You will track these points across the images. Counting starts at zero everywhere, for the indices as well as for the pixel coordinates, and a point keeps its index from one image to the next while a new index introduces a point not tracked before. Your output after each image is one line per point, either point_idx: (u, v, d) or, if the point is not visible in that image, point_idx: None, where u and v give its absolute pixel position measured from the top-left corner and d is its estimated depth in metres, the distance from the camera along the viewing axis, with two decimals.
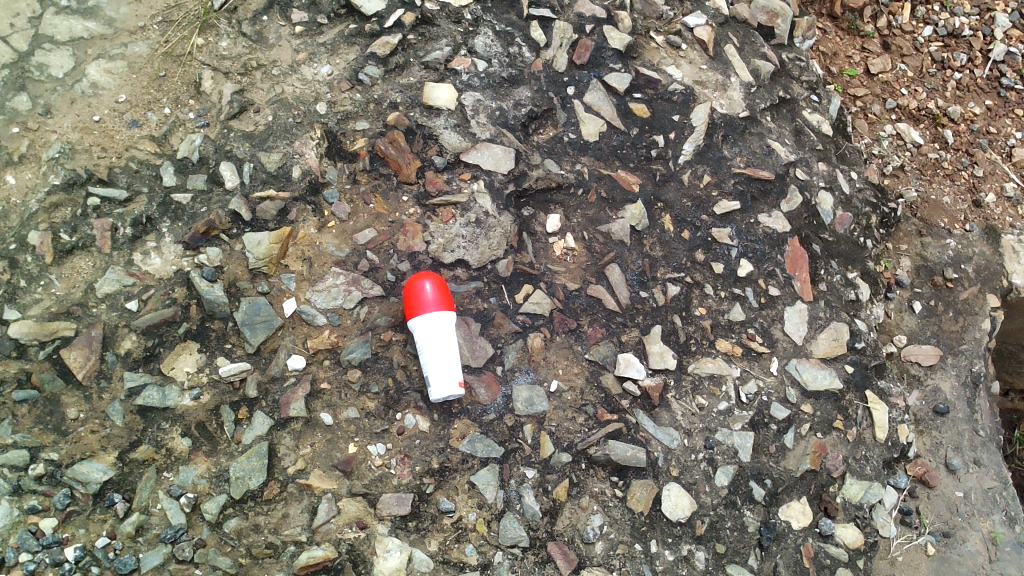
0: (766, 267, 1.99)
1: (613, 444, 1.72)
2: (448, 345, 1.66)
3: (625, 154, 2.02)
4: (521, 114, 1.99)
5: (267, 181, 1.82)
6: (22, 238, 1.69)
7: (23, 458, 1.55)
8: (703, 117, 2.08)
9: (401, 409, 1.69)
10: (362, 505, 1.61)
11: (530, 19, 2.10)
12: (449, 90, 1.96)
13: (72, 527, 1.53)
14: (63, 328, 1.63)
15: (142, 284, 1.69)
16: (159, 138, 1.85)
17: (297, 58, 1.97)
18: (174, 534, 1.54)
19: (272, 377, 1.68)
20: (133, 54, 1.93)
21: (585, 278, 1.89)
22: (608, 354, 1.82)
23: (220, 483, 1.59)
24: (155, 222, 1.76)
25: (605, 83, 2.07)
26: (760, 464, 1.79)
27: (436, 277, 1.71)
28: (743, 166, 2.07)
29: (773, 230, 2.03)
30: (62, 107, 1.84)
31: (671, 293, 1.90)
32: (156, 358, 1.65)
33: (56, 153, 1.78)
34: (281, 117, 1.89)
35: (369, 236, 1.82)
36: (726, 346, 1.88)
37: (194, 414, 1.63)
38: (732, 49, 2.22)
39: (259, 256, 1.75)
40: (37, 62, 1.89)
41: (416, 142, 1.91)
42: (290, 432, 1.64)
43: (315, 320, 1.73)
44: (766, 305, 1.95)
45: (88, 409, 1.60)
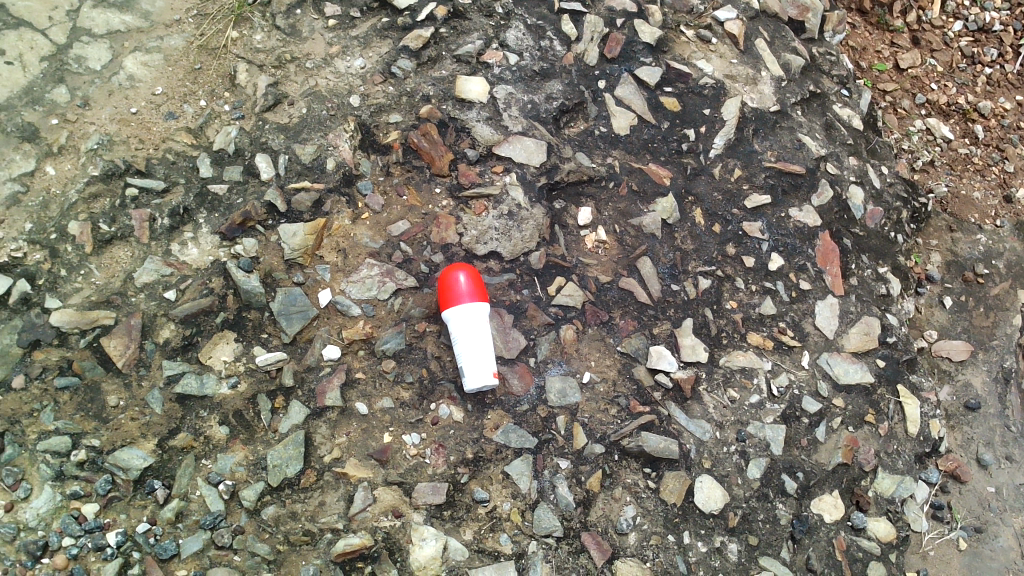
0: (797, 261, 1.99)
1: (645, 436, 1.73)
2: (482, 336, 1.67)
3: (656, 148, 2.03)
4: (553, 107, 1.99)
5: (302, 173, 1.84)
6: (63, 228, 1.72)
7: (65, 444, 1.57)
8: (734, 110, 2.08)
9: (435, 399, 1.71)
10: (398, 494, 1.62)
11: (561, 12, 2.11)
12: (481, 83, 1.97)
13: (113, 513, 1.55)
14: (103, 316, 1.65)
15: (180, 274, 1.72)
16: (195, 130, 1.87)
17: (330, 51, 1.98)
18: (213, 520, 1.56)
19: (307, 366, 1.70)
20: (169, 47, 1.96)
21: (617, 271, 1.89)
22: (640, 347, 1.82)
23: (257, 471, 1.61)
24: (192, 213, 1.78)
25: (636, 77, 2.08)
26: (792, 457, 1.80)
27: (468, 268, 1.71)
28: (774, 160, 2.07)
29: (804, 224, 2.03)
30: (101, 99, 1.87)
31: (702, 286, 1.91)
32: (194, 346, 1.67)
33: (95, 144, 1.80)
34: (316, 110, 1.90)
35: (402, 228, 1.83)
36: (757, 339, 1.89)
37: (231, 403, 1.65)
38: (763, 43, 2.22)
39: (295, 248, 1.76)
40: (75, 54, 1.91)
41: (449, 134, 1.92)
42: (326, 421, 1.66)
43: (350, 311, 1.75)
44: (796, 299, 1.96)
45: (128, 396, 1.62)
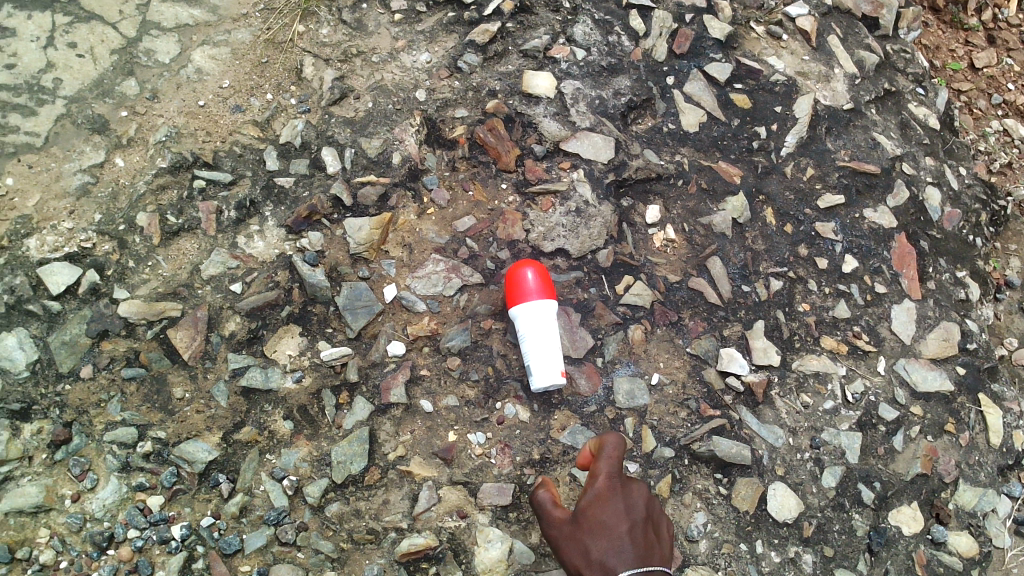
0: (873, 263, 1.92)
1: (717, 440, 1.67)
2: (550, 334, 1.63)
3: (726, 146, 1.97)
4: (621, 104, 1.96)
5: (367, 167, 1.82)
6: (131, 220, 1.71)
7: (131, 436, 1.56)
8: (806, 108, 2.02)
9: (501, 398, 1.67)
10: (463, 494, 1.59)
11: (629, 7, 2.07)
12: (548, 78, 1.94)
13: (178, 506, 1.54)
14: (170, 308, 1.64)
15: (245, 267, 1.70)
16: (262, 123, 1.86)
17: (396, 45, 1.96)
18: (277, 516, 1.54)
19: (372, 362, 1.67)
20: (237, 41, 1.96)
21: (686, 271, 1.84)
22: (710, 349, 1.77)
23: (321, 467, 1.58)
24: (258, 206, 1.76)
25: (706, 74, 2.03)
26: (868, 466, 1.73)
27: (537, 265, 1.67)
28: (848, 159, 2.00)
29: (879, 225, 1.96)
30: (169, 91, 1.87)
31: (774, 288, 1.85)
32: (259, 340, 1.66)
33: (163, 136, 1.80)
34: (382, 104, 1.88)
35: (468, 223, 1.80)
36: (831, 343, 1.83)
37: (296, 397, 1.63)
38: (836, 40, 2.16)
39: (360, 242, 1.74)
40: (145, 47, 1.92)
41: (516, 130, 1.89)
42: (391, 419, 1.63)
43: (415, 307, 1.72)
44: (872, 302, 1.89)
45: (194, 389, 1.61)
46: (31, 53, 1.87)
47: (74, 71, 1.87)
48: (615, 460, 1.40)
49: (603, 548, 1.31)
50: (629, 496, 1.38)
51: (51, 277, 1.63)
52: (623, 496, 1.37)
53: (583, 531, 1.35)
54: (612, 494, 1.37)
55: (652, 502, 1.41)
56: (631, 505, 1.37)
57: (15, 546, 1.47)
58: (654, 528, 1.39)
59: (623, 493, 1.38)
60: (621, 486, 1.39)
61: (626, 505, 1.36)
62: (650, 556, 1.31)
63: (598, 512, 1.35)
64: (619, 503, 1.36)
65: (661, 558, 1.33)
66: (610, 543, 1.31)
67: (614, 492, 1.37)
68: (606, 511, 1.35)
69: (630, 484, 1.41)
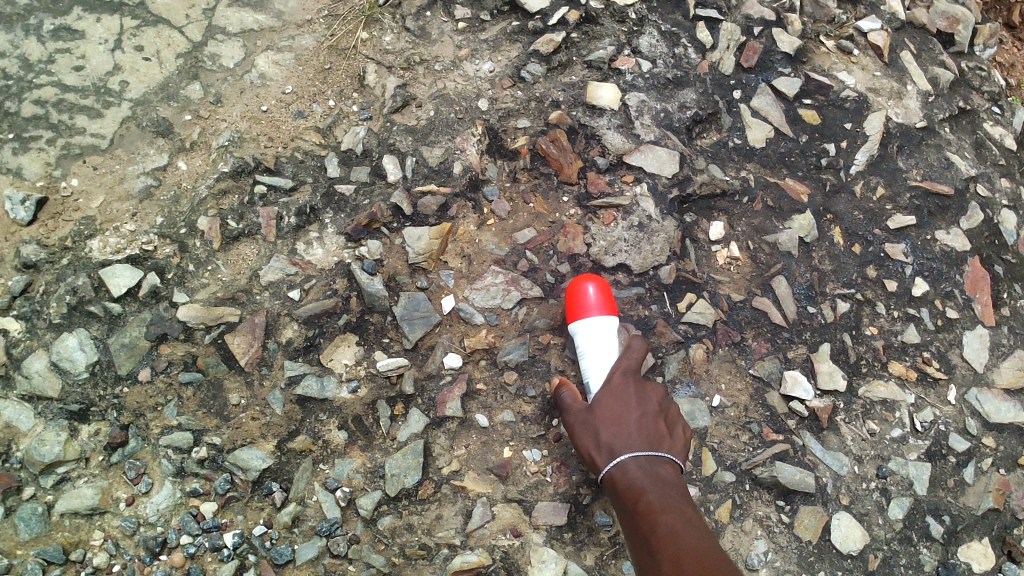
0: (944, 287, 1.86)
1: (780, 466, 1.62)
2: (611, 347, 1.58)
3: (793, 162, 1.92)
4: (686, 117, 1.92)
5: (428, 176, 1.80)
6: (192, 223, 1.71)
7: (187, 440, 1.55)
8: (878, 126, 1.97)
9: (558, 415, 1.64)
10: (517, 512, 1.56)
11: (696, 19, 2.03)
12: (612, 89, 1.91)
13: (231, 513, 1.52)
14: (229, 313, 1.63)
15: (304, 274, 1.69)
16: (324, 129, 1.85)
17: (459, 54, 1.95)
18: (329, 528, 1.52)
19: (428, 374, 1.64)
20: (301, 47, 1.96)
21: (750, 290, 1.79)
22: (773, 371, 1.72)
23: (375, 479, 1.56)
24: (318, 213, 1.75)
25: (774, 88, 1.98)
26: (938, 499, 1.66)
27: (598, 280, 1.65)
28: (920, 179, 1.94)
29: (952, 248, 1.90)
30: (233, 96, 1.87)
31: (841, 310, 1.79)
32: (316, 348, 1.64)
33: (226, 141, 1.81)
34: (444, 113, 1.86)
35: (528, 235, 1.77)
36: (899, 369, 1.76)
37: (351, 407, 1.61)
38: (909, 56, 2.10)
39: (419, 252, 1.72)
40: (210, 52, 1.93)
41: (578, 142, 1.86)
42: (446, 432, 1.61)
43: (473, 319, 1.70)
44: (943, 328, 1.82)
45: (250, 395, 1.60)
46: (99, 55, 1.89)
47: (140, 74, 1.88)
48: (632, 364, 1.55)
49: (612, 434, 1.43)
50: (641, 392, 1.51)
51: (113, 279, 1.63)
52: (636, 390, 1.50)
53: (595, 417, 1.48)
54: (626, 388, 1.50)
55: (667, 400, 1.51)
56: (642, 399, 1.49)
57: (70, 547, 1.47)
58: (669, 423, 1.50)
59: (637, 389, 1.51)
60: (636, 384, 1.52)
61: (637, 397, 1.49)
62: (657, 443, 1.43)
63: (610, 402, 1.48)
64: (630, 396, 1.49)
65: (670, 448, 1.44)
66: (617, 428, 1.44)
67: (628, 386, 1.51)
68: (617, 402, 1.48)
69: (645, 384, 1.53)
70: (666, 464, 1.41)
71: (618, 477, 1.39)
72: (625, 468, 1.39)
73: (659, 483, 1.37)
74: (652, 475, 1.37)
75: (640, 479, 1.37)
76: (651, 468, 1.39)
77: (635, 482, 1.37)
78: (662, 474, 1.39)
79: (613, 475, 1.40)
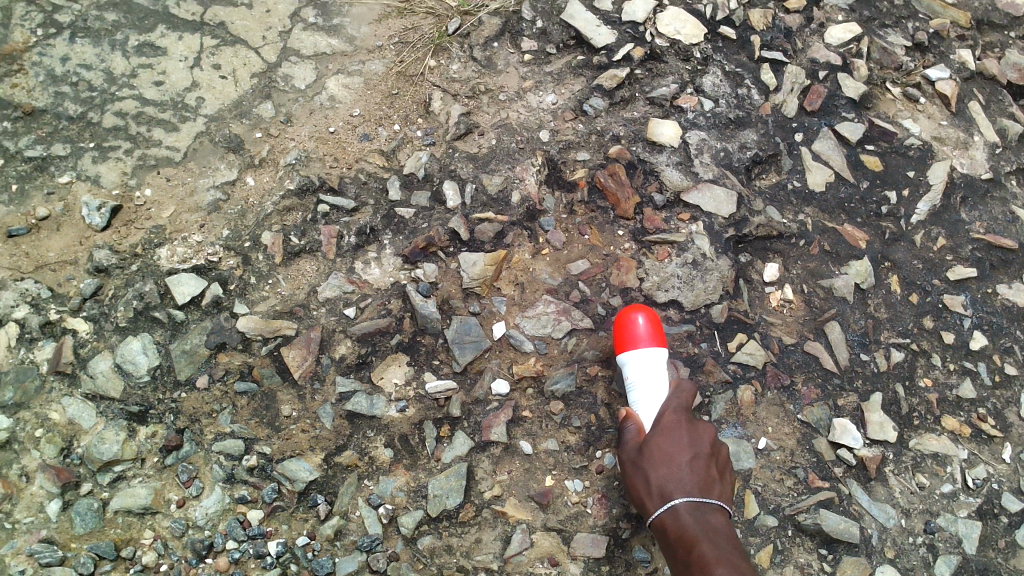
0: (1003, 342, 1.82)
1: (824, 514, 1.60)
2: (661, 381, 1.57)
3: (853, 208, 1.91)
4: (746, 158, 1.92)
5: (487, 204, 1.83)
6: (256, 238, 1.77)
7: (238, 448, 1.59)
8: (942, 175, 1.95)
9: (602, 447, 1.64)
10: (556, 541, 1.57)
11: (761, 61, 2.04)
12: (673, 127, 1.93)
13: (276, 522, 1.56)
14: (286, 326, 1.68)
15: (360, 293, 1.73)
16: (388, 152, 1.90)
17: (524, 85, 1.99)
18: (370, 543, 1.54)
19: (475, 399, 1.66)
20: (370, 72, 2.02)
21: (803, 333, 1.78)
22: (822, 418, 1.70)
23: (417, 499, 1.58)
24: (378, 234, 1.80)
25: (837, 133, 1.98)
26: (987, 559, 1.63)
27: (647, 311, 1.65)
28: (983, 232, 1.92)
29: (1013, 303, 1.86)
30: (302, 116, 1.94)
31: (895, 359, 1.77)
32: (368, 366, 1.68)
33: (293, 159, 1.86)
34: (505, 142, 1.90)
35: (582, 267, 1.79)
36: (953, 424, 1.73)
37: (398, 426, 1.63)
38: (977, 106, 2.08)
39: (474, 277, 1.75)
40: (283, 73, 2.00)
41: (637, 177, 1.87)
42: (489, 457, 1.63)
43: (522, 346, 1.71)
44: (1000, 384, 1.78)
45: (301, 408, 1.63)
46: (178, 72, 1.97)
47: (216, 91, 1.95)
48: (684, 404, 1.54)
49: (664, 476, 1.45)
50: (692, 431, 1.51)
51: (178, 287, 1.69)
52: (688, 429, 1.51)
53: (647, 457, 1.49)
54: (677, 427, 1.51)
55: (717, 439, 1.52)
56: (694, 439, 1.50)
57: (120, 544, 1.51)
58: (720, 463, 1.51)
59: (689, 428, 1.51)
60: (687, 424, 1.52)
61: (688, 438, 1.50)
62: (709, 488, 1.44)
63: (663, 442, 1.49)
64: (683, 436, 1.50)
65: (720, 491, 1.46)
66: (669, 471, 1.45)
67: (680, 425, 1.51)
68: (669, 442, 1.49)
69: (696, 422, 1.54)
70: (717, 510, 1.43)
71: (671, 523, 1.41)
72: (678, 514, 1.40)
73: (710, 531, 1.39)
74: (705, 524, 1.39)
75: (694, 528, 1.38)
76: (704, 515, 1.40)
77: (687, 530, 1.39)
78: (714, 521, 1.40)
79: (666, 520, 1.41)
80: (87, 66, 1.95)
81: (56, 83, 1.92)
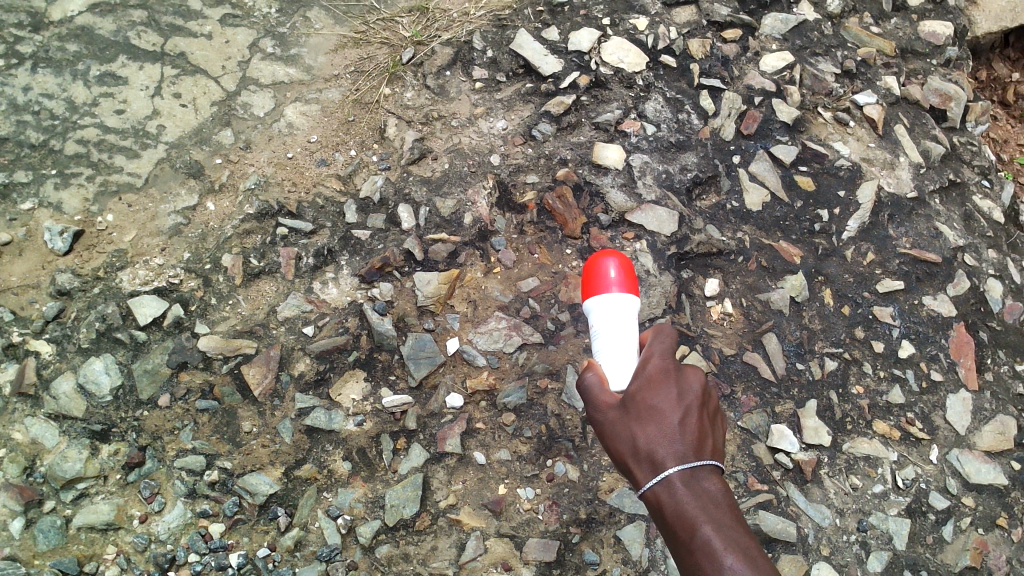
0: (930, 350, 1.92)
1: (763, 515, 1.70)
2: (627, 328, 1.44)
3: (788, 226, 2.02)
4: (686, 179, 2.03)
5: (440, 225, 1.91)
6: (216, 260, 1.82)
7: (199, 463, 1.64)
8: (869, 195, 2.07)
9: (552, 455, 1.71)
10: (509, 547, 1.64)
11: (700, 88, 2.15)
12: (618, 150, 2.04)
13: (237, 534, 1.61)
14: (246, 345, 1.73)
15: (319, 312, 1.80)
16: (344, 177, 1.97)
17: (475, 112, 2.07)
18: (329, 553, 1.60)
19: (430, 412, 1.73)
20: (327, 99, 2.10)
21: (741, 344, 1.88)
22: (761, 424, 1.80)
23: (375, 509, 1.64)
24: (335, 255, 1.86)
25: (772, 154, 2.09)
26: (916, 554, 1.72)
27: (620, 258, 1.54)
28: (909, 247, 2.03)
29: (938, 313, 1.97)
30: (261, 143, 2.00)
31: (829, 368, 1.87)
32: (326, 382, 1.73)
33: (252, 184, 1.93)
34: (458, 166, 1.98)
35: (532, 284, 1.88)
36: (883, 428, 1.83)
37: (356, 440, 1.69)
38: (902, 129, 2.21)
39: (429, 295, 1.83)
40: (242, 101, 2.07)
41: (583, 198, 1.97)
42: (444, 467, 1.69)
43: (475, 360, 1.79)
44: (927, 390, 1.89)
45: (261, 424, 1.69)
46: (139, 100, 2.03)
47: (176, 119, 2.01)
48: (668, 353, 1.34)
49: (652, 438, 1.22)
50: (681, 383, 1.29)
51: (140, 308, 1.74)
52: (677, 381, 1.29)
53: (632, 416, 1.26)
54: (664, 380, 1.28)
55: (709, 387, 1.30)
56: (684, 391, 1.27)
57: (84, 560, 1.56)
58: (712, 418, 1.28)
59: (677, 379, 1.29)
60: (674, 374, 1.30)
61: (678, 391, 1.27)
62: (705, 449, 1.21)
63: (649, 397, 1.26)
64: (670, 389, 1.27)
65: (716, 453, 1.22)
66: (657, 431, 1.22)
67: (668, 377, 1.29)
68: (656, 396, 1.26)
69: (685, 370, 1.31)
70: (716, 479, 1.18)
71: (664, 497, 1.17)
72: (672, 488, 1.16)
73: (711, 507, 1.14)
74: (704, 498, 1.15)
75: (690, 502, 1.15)
76: (701, 485, 1.17)
77: (684, 507, 1.15)
78: (714, 492, 1.16)
79: (658, 493, 1.18)
80: (49, 95, 2.00)
81: (17, 112, 1.97)
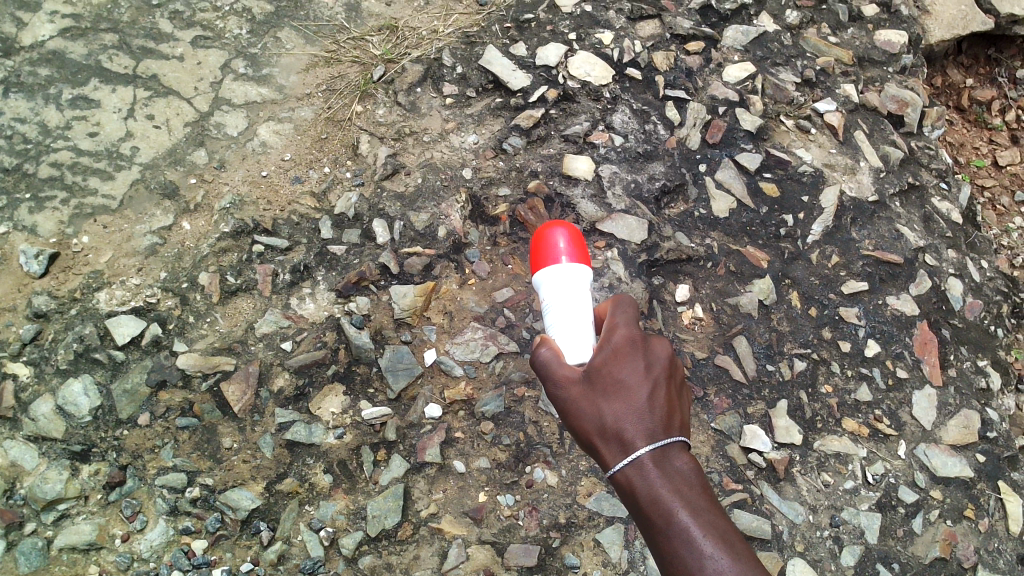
0: (895, 348, 1.98)
1: (738, 513, 1.74)
2: (577, 297, 1.47)
3: (754, 231, 2.07)
4: (655, 188, 2.07)
5: (415, 239, 1.94)
6: (193, 278, 1.84)
7: (181, 481, 1.65)
8: (832, 199, 2.12)
9: (531, 462, 1.74)
10: (490, 553, 1.66)
11: (665, 99, 2.21)
12: (587, 161, 2.08)
13: (220, 550, 1.63)
14: (225, 362, 1.75)
15: (296, 327, 1.82)
16: (319, 194, 1.99)
17: (446, 127, 2.11)
18: (312, 565, 1.61)
19: (410, 423, 1.75)
20: (299, 118, 2.12)
21: (713, 348, 1.92)
22: (734, 425, 1.84)
23: (356, 521, 1.66)
24: (312, 271, 1.88)
25: (737, 162, 2.14)
26: (887, 547, 1.76)
27: (569, 229, 1.57)
28: (872, 249, 2.09)
29: (901, 312, 2.03)
30: (235, 162, 2.03)
31: (798, 368, 1.92)
32: (305, 397, 1.75)
33: (227, 204, 1.94)
34: (430, 181, 2.01)
35: (506, 294, 1.91)
36: (852, 426, 1.88)
37: (337, 452, 1.71)
38: (862, 135, 2.27)
39: (404, 308, 1.85)
40: (215, 122, 2.09)
41: (554, 210, 2.02)
42: (424, 477, 1.71)
43: (453, 371, 1.81)
44: (893, 387, 1.94)
45: (241, 439, 1.70)
46: (113, 123, 2.05)
47: (150, 140, 2.03)
48: (631, 323, 1.36)
49: (620, 416, 1.24)
50: (646, 356, 1.31)
51: (118, 328, 1.75)
52: (642, 353, 1.31)
53: (598, 393, 1.28)
54: (630, 354, 1.30)
55: (673, 358, 1.33)
56: (650, 365, 1.30)
57: None
58: (676, 390, 1.31)
59: (642, 351, 1.31)
60: (639, 347, 1.32)
61: (644, 364, 1.29)
62: (671, 424, 1.24)
63: (616, 372, 1.28)
64: (637, 362, 1.29)
65: (681, 427, 1.26)
66: (626, 408, 1.24)
67: (633, 349, 1.31)
68: (623, 371, 1.28)
69: (649, 341, 1.33)
70: (684, 456, 1.21)
71: (635, 479, 1.19)
72: (643, 471, 1.18)
73: (682, 488, 1.17)
74: (674, 478, 1.18)
75: (662, 485, 1.17)
76: (672, 466, 1.19)
77: (655, 489, 1.17)
78: (685, 472, 1.19)
79: (629, 475, 1.20)
80: (22, 120, 2.02)
81: None
